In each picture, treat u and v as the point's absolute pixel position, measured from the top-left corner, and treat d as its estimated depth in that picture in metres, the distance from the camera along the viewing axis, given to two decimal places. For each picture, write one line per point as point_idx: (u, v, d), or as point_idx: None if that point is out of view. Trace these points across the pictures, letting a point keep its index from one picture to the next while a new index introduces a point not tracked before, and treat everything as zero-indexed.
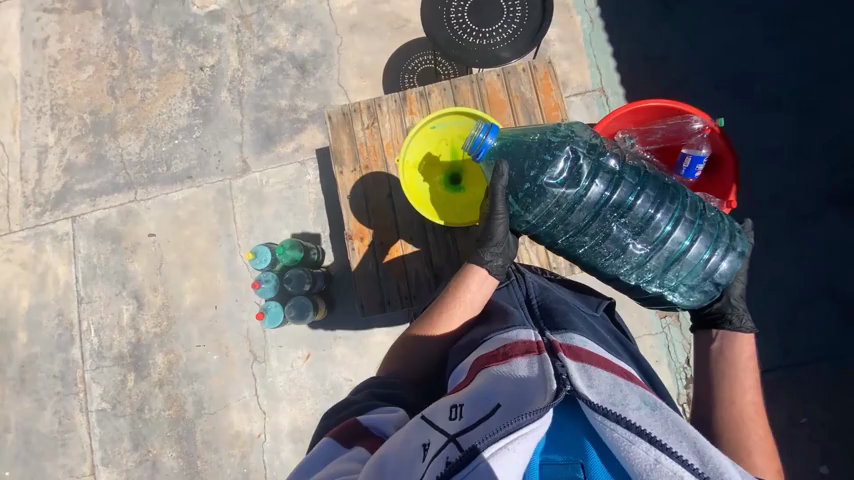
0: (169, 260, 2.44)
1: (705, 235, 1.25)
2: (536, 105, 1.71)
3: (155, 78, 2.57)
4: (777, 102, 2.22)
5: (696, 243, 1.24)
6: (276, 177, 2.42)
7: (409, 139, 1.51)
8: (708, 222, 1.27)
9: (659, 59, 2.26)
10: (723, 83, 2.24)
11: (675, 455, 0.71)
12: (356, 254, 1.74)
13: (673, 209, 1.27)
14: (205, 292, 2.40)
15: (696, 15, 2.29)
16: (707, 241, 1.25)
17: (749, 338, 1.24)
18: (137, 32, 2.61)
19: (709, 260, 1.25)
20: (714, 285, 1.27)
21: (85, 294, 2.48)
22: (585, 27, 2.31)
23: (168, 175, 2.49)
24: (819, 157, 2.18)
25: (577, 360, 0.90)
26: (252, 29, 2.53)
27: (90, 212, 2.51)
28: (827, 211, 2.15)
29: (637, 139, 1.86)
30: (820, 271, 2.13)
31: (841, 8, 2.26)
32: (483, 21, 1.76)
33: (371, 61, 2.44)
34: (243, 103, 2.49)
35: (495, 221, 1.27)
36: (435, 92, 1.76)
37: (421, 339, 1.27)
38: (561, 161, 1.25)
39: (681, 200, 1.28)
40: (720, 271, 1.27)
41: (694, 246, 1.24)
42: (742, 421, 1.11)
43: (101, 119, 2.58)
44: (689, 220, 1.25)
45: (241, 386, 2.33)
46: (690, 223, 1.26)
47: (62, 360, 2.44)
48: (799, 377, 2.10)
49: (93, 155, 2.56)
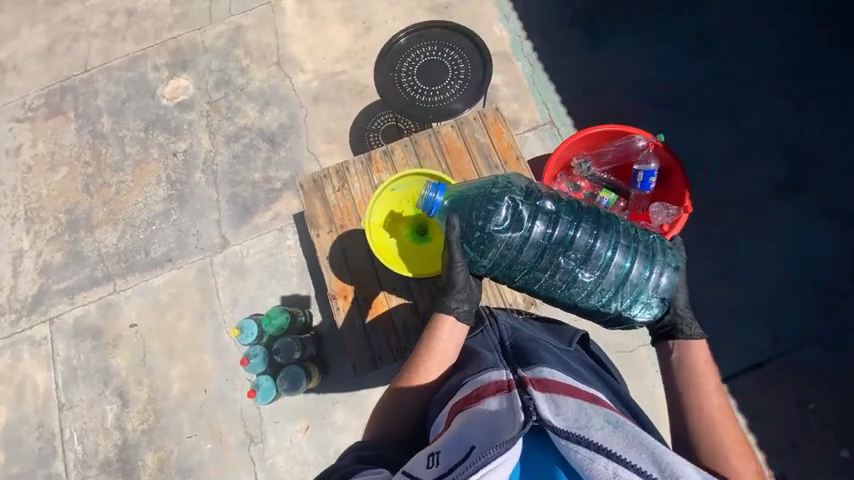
0: (153, 347, 2.37)
1: (642, 256, 1.33)
2: (492, 148, 1.83)
3: (129, 170, 2.64)
4: (712, 110, 2.38)
5: (636, 264, 1.32)
6: (256, 247, 2.44)
7: (373, 201, 1.61)
8: (642, 243, 1.35)
9: (598, 89, 2.45)
10: (659, 101, 2.41)
11: (633, 467, 0.73)
12: (340, 312, 1.73)
13: (609, 236, 1.35)
14: (193, 376, 2.31)
15: (625, 44, 2.49)
16: (645, 261, 1.33)
17: (701, 343, 1.27)
18: (109, 130, 2.72)
19: (652, 277, 1.32)
20: (660, 300, 1.31)
21: (67, 399, 2.36)
22: (527, 70, 2.51)
23: (147, 261, 2.48)
24: (762, 153, 2.31)
25: (545, 391, 0.90)
26: (221, 112, 2.67)
27: (69, 310, 2.46)
28: (782, 201, 2.25)
29: (592, 163, 2.02)
30: (790, 259, 2.19)
31: (752, 18, 2.46)
32: (432, 81, 1.93)
33: (337, 126, 2.58)
34: (218, 181, 2.56)
35: (455, 269, 1.31)
36: (397, 149, 1.87)
37: (407, 392, 1.26)
38: (503, 209, 1.32)
39: (614, 227, 1.36)
40: (661, 286, 1.31)
41: (635, 267, 1.32)
42: (712, 428, 1.13)
43: (76, 216, 2.60)
44: (625, 245, 1.34)
45: (240, 472, 2.19)
46: (627, 247, 1.34)
47: (46, 476, 2.29)
48: (798, 366, 2.10)
49: (70, 252, 2.55)
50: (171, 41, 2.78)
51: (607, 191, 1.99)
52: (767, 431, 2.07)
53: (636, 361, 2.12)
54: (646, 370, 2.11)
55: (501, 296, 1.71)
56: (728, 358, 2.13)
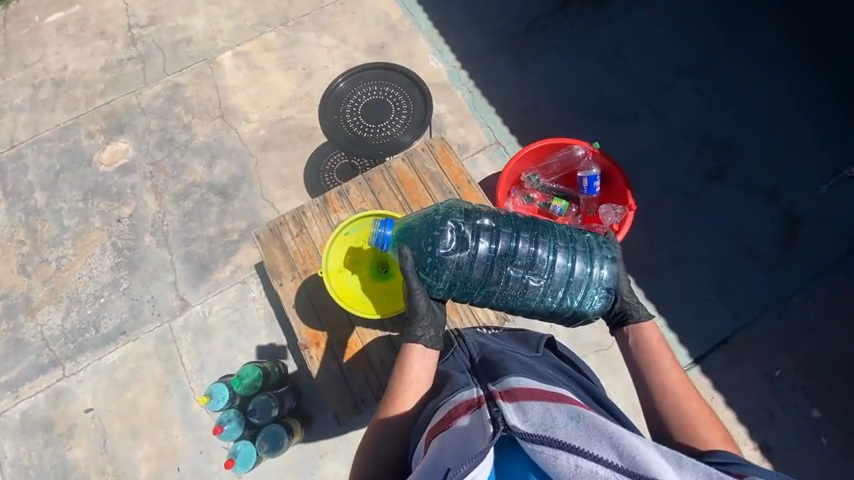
0: (115, 430, 2.18)
1: (581, 254, 1.39)
2: (444, 175, 1.89)
3: (70, 243, 2.48)
4: (638, 113, 2.60)
5: (577, 262, 1.38)
6: (219, 304, 2.34)
7: (328, 249, 1.62)
8: (579, 241, 1.40)
9: (534, 106, 2.63)
10: (590, 110, 2.61)
11: (593, 456, 0.73)
12: (314, 361, 1.68)
13: (548, 240, 1.39)
14: (164, 455, 2.13)
15: (550, 64, 2.69)
16: (584, 258, 1.39)
17: (651, 324, 1.36)
18: (45, 204, 2.56)
19: (594, 272, 1.38)
20: (605, 290, 1.39)
21: None
22: (467, 96, 2.65)
23: (99, 337, 2.31)
24: (687, 145, 2.53)
25: (512, 400, 0.90)
26: (166, 171, 2.59)
27: (13, 406, 2.22)
28: (712, 186, 2.46)
29: (540, 175, 2.13)
30: (729, 237, 2.38)
31: (656, 28, 2.74)
32: (376, 118, 1.98)
33: (290, 170, 2.57)
34: (170, 242, 2.46)
35: (415, 296, 1.35)
36: (352, 188, 1.89)
37: (383, 430, 1.22)
38: (447, 233, 1.35)
39: (551, 231, 1.40)
40: (605, 278, 1.39)
41: (576, 265, 1.37)
42: (677, 402, 1.20)
43: (13, 301, 2.40)
44: (564, 246, 1.38)
45: None
46: (567, 248, 1.39)
47: None
48: (756, 336, 2.25)
49: (9, 341, 2.33)
50: (105, 106, 2.71)
51: (558, 200, 2.09)
52: (741, 402, 2.17)
53: (612, 357, 2.19)
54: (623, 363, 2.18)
55: (473, 315, 1.74)
56: (694, 339, 2.25)
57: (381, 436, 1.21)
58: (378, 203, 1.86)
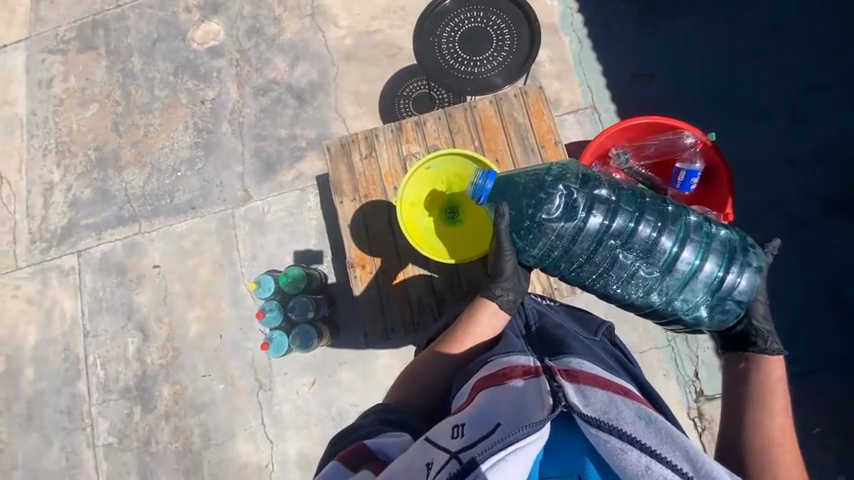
0: (174, 290, 2.46)
1: (716, 253, 1.28)
2: (529, 130, 1.76)
3: (158, 113, 2.64)
4: (767, 110, 2.26)
5: (707, 261, 1.27)
6: (277, 204, 2.46)
7: (405, 181, 1.59)
8: (716, 240, 1.29)
9: (647, 75, 2.32)
10: (712, 95, 2.28)
11: (665, 461, 0.77)
12: (358, 282, 1.75)
13: (677, 230, 1.31)
14: (210, 322, 2.41)
15: (682, 30, 2.34)
16: (718, 259, 1.27)
17: (778, 360, 1.21)
18: (140, 70, 2.69)
19: (725, 278, 1.27)
20: (736, 303, 1.27)
21: (91, 328, 2.49)
22: (574, 46, 2.36)
23: (172, 207, 2.53)
24: (811, 163, 2.20)
25: (574, 381, 0.95)
26: (251, 62, 2.61)
27: (96, 245, 2.55)
28: (823, 215, 2.16)
29: (631, 155, 1.91)
30: (821, 275, 2.12)
31: (818, 15, 2.31)
32: (473, 50, 1.83)
33: (368, 89, 2.50)
34: (243, 134, 2.55)
35: (503, 257, 1.33)
36: (430, 121, 1.81)
37: (432, 366, 1.30)
38: (556, 197, 1.29)
39: (683, 220, 1.32)
40: (739, 289, 1.26)
41: (705, 265, 1.27)
42: (768, 445, 1.11)
43: (105, 155, 2.64)
44: (697, 240, 1.29)
45: (248, 415, 2.32)
46: (698, 244, 1.29)
47: (69, 395, 2.45)
48: (810, 386, 2.07)
49: (98, 189, 2.61)
50: None
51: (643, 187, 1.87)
52: None
53: (643, 360, 2.12)
54: (654, 369, 2.11)
55: None
56: None
57: (427, 368, 1.30)
58: (452, 143, 1.78)
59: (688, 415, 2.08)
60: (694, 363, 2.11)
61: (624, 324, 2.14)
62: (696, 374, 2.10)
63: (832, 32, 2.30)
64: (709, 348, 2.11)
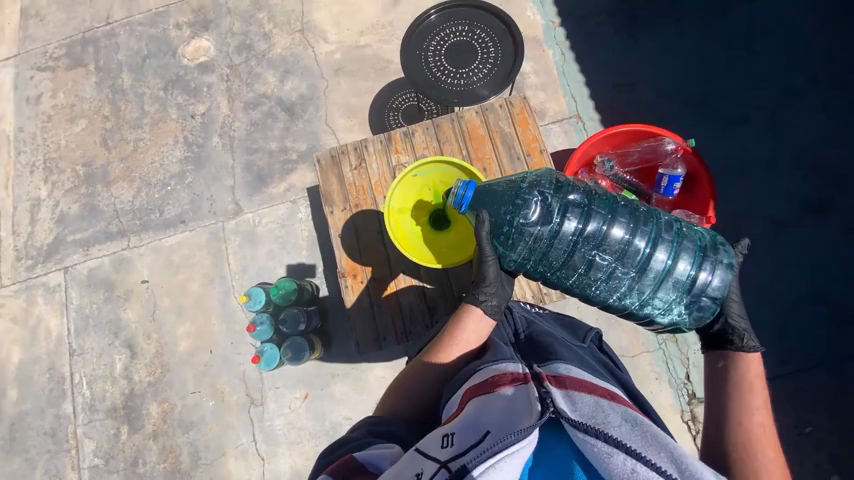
0: (163, 305, 2.43)
1: (688, 252, 1.30)
2: (515, 138, 1.80)
3: (147, 128, 2.64)
4: (743, 117, 2.33)
5: (680, 260, 1.30)
6: (268, 216, 2.46)
7: (393, 187, 1.60)
8: (687, 239, 1.32)
9: (628, 85, 2.39)
10: (690, 103, 2.36)
11: (650, 464, 0.77)
12: (349, 292, 1.75)
13: (649, 231, 1.33)
14: (199, 337, 2.37)
15: (660, 42, 2.43)
16: (690, 258, 1.30)
17: (755, 356, 1.23)
18: (130, 85, 2.70)
19: (697, 276, 1.29)
20: (711, 299, 1.29)
21: (77, 346, 2.44)
22: (558, 59, 2.44)
23: (161, 221, 2.52)
24: (787, 167, 2.28)
25: (561, 387, 0.96)
26: (241, 77, 2.63)
27: (83, 262, 2.51)
28: (802, 217, 2.23)
29: (616, 162, 1.97)
30: (803, 275, 2.17)
31: (788, 27, 2.42)
32: (459, 63, 1.88)
33: (357, 101, 2.54)
34: (234, 147, 2.56)
35: (486, 262, 1.35)
36: (418, 131, 1.84)
37: (422, 377, 1.29)
38: (532, 203, 1.31)
39: (654, 220, 1.34)
40: (713, 286, 1.29)
41: (678, 264, 1.29)
42: (748, 443, 1.10)
43: (94, 170, 2.63)
44: (668, 240, 1.32)
45: (239, 432, 2.27)
46: (670, 243, 1.31)
47: (54, 416, 2.38)
48: (799, 385, 2.10)
49: (86, 205, 2.59)
50: None
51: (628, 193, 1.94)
52: None
53: (635, 365, 2.13)
54: (646, 373, 2.13)
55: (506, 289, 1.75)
56: None
57: (417, 378, 1.29)
58: (441, 153, 1.81)
59: (681, 418, 2.09)
60: (685, 365, 2.13)
61: (615, 329, 2.16)
62: (688, 377, 2.12)
63: (802, 42, 2.40)
64: (699, 351, 2.13)
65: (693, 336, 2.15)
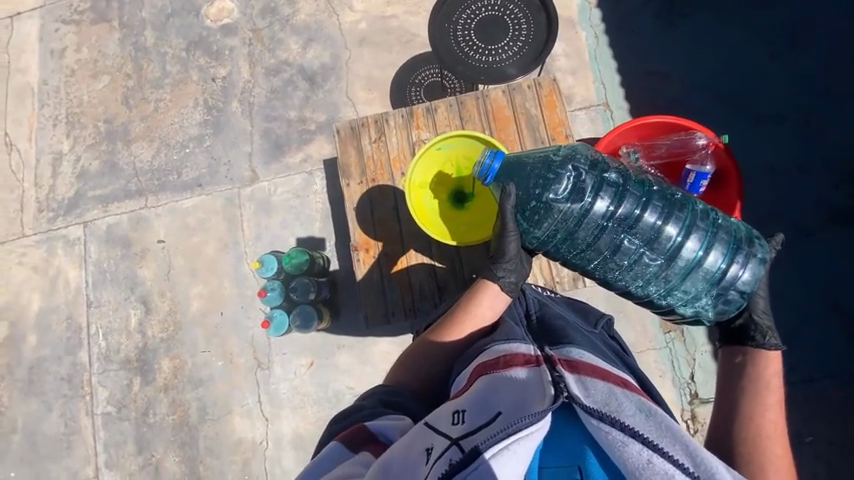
0: (178, 265, 2.48)
1: (721, 243, 1.29)
2: (541, 121, 1.75)
3: (168, 89, 2.64)
4: (781, 116, 2.23)
5: (711, 251, 1.28)
6: (283, 186, 2.46)
7: (415, 161, 1.59)
8: (722, 231, 1.30)
9: (663, 75, 2.29)
10: (727, 98, 2.26)
11: (666, 455, 0.78)
12: (361, 265, 1.76)
13: (683, 218, 1.32)
14: (211, 299, 2.43)
15: (701, 30, 2.31)
16: (723, 250, 1.28)
17: (775, 355, 1.21)
18: (153, 44, 2.68)
19: (728, 269, 1.27)
20: (738, 293, 1.27)
21: (94, 299, 2.52)
22: (591, 42, 2.34)
23: (179, 183, 2.54)
24: (822, 172, 2.19)
25: (574, 372, 0.97)
26: (264, 42, 2.59)
27: (102, 217, 2.56)
28: (831, 225, 2.15)
29: (642, 154, 1.87)
30: (826, 285, 2.12)
31: (841, 23, 2.28)
32: (488, 39, 1.81)
33: (380, 74, 2.49)
34: (253, 114, 2.54)
35: (507, 238, 1.32)
36: (441, 108, 1.80)
37: (435, 349, 1.31)
38: (564, 178, 1.29)
39: (690, 209, 1.33)
40: (743, 280, 1.27)
41: (709, 255, 1.27)
42: (758, 439, 1.10)
43: (115, 128, 2.64)
44: (702, 229, 1.30)
45: (245, 392, 2.35)
46: (703, 233, 1.30)
47: (70, 363, 2.48)
48: (806, 394, 2.07)
49: (106, 162, 2.62)
50: None
51: None
52: None
53: (640, 360, 2.13)
54: (650, 369, 2.12)
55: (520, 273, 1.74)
56: None
57: (430, 351, 1.31)
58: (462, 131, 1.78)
59: (681, 416, 2.09)
60: (690, 365, 2.12)
61: (623, 323, 2.15)
62: (692, 377, 2.11)
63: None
64: (707, 352, 2.12)
65: (702, 337, 2.13)
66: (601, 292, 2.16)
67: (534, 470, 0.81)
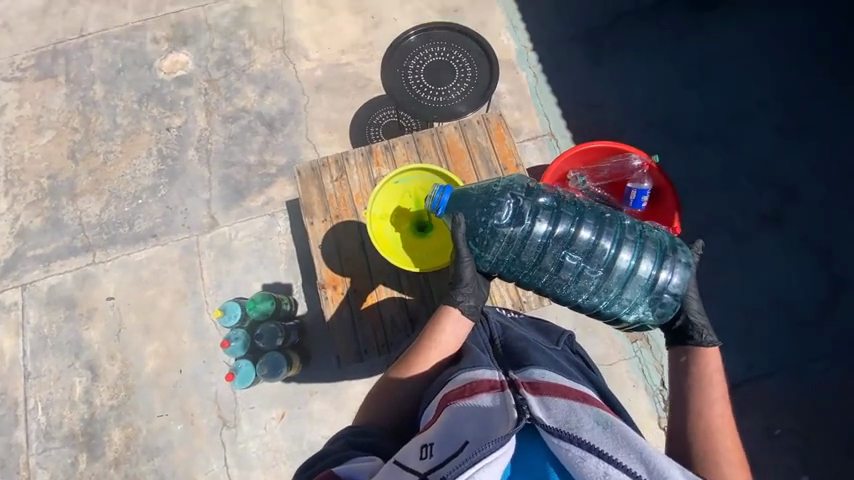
0: (130, 323, 2.31)
1: (650, 252, 1.36)
2: (492, 153, 1.87)
3: (119, 140, 2.57)
4: (700, 137, 2.51)
5: (643, 260, 1.36)
6: (245, 230, 2.41)
7: (376, 193, 1.64)
8: (650, 240, 1.38)
9: (596, 106, 2.54)
10: (652, 124, 2.52)
11: (622, 466, 0.79)
12: (329, 303, 1.73)
13: (614, 232, 1.38)
14: (169, 356, 2.26)
15: (623, 67, 2.61)
16: (653, 258, 1.36)
17: (712, 351, 1.29)
18: (102, 97, 2.64)
19: (659, 276, 1.35)
20: (672, 296, 1.36)
21: (32, 369, 2.27)
22: (530, 80, 2.57)
23: (131, 235, 2.42)
24: (742, 183, 2.45)
25: (536, 393, 0.98)
26: (220, 91, 2.63)
27: (42, 278, 2.37)
28: (758, 229, 2.38)
29: (588, 177, 2.02)
30: (763, 284, 2.31)
31: (735, 57, 2.65)
32: (438, 82, 1.95)
33: (337, 117, 2.57)
34: (211, 160, 2.52)
35: (463, 264, 1.38)
36: (399, 145, 1.89)
37: (403, 382, 1.29)
38: (505, 205, 1.35)
39: (619, 223, 1.40)
40: (673, 283, 1.36)
41: (642, 264, 1.35)
42: (710, 434, 1.15)
43: (59, 183, 2.52)
44: (632, 240, 1.37)
45: (209, 457, 2.15)
46: (634, 244, 1.37)
47: (2, 447, 2.18)
48: (764, 389, 2.19)
49: (49, 218, 2.47)
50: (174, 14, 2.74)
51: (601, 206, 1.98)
52: None
53: (612, 373, 2.18)
54: (622, 380, 2.18)
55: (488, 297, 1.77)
56: None
57: (399, 385, 1.28)
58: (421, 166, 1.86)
59: (658, 424, 2.13)
60: (660, 372, 2.19)
61: (591, 338, 2.21)
62: (663, 383, 2.18)
63: (748, 71, 2.63)
64: None
65: (666, 343, 2.22)
66: (567, 309, 2.23)
67: None
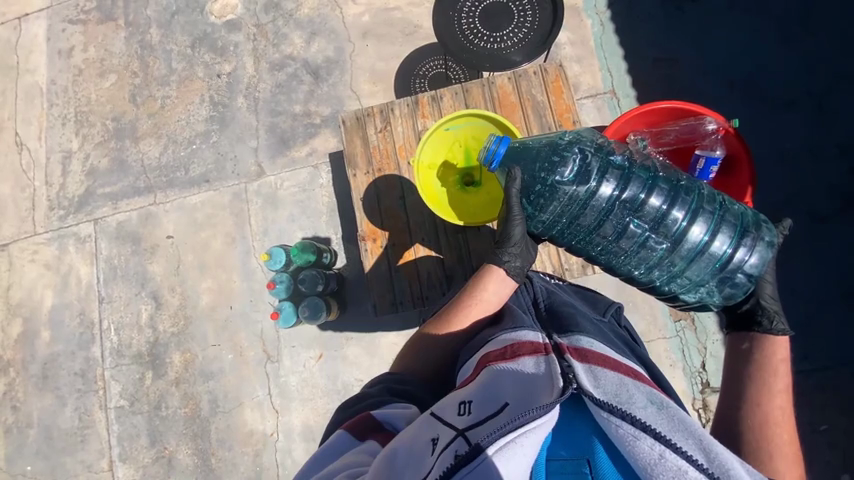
0: (187, 260, 2.50)
1: (728, 227, 1.27)
2: (547, 108, 1.75)
3: (174, 86, 2.65)
4: (791, 101, 2.20)
5: (718, 236, 1.26)
6: (289, 180, 2.47)
7: (424, 141, 1.58)
8: (730, 214, 1.29)
9: (670, 61, 2.27)
10: (736, 84, 2.23)
11: (679, 450, 0.76)
12: (368, 256, 1.77)
13: (689, 201, 1.31)
14: (220, 293, 2.45)
15: (708, 15, 2.28)
16: (730, 234, 1.26)
17: (783, 341, 1.19)
18: (158, 41, 2.70)
19: (734, 254, 1.25)
20: (746, 277, 1.26)
21: (106, 294, 2.55)
22: (596, 30, 2.32)
23: (187, 179, 2.56)
24: (834, 157, 2.15)
25: (584, 361, 0.96)
26: (267, 37, 2.60)
27: (112, 215, 2.59)
28: (844, 212, 2.12)
29: (650, 141, 1.81)
30: (838, 272, 2.08)
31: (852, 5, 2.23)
32: (494, 27, 1.80)
33: (384, 67, 2.48)
34: (259, 109, 2.55)
35: (512, 223, 1.33)
36: (447, 96, 1.81)
37: (442, 337, 1.31)
38: (570, 161, 1.30)
39: (696, 192, 1.32)
40: (749, 265, 1.25)
41: (716, 239, 1.26)
42: (766, 426, 1.09)
43: (123, 125, 2.67)
44: (709, 212, 1.29)
45: (255, 385, 2.37)
46: (710, 217, 1.28)
47: (83, 358, 2.52)
48: (819, 383, 2.05)
49: (114, 159, 2.65)
50: None
51: None
52: None
53: (650, 349, 2.11)
54: (660, 358, 2.11)
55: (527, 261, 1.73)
56: None
57: (438, 339, 1.31)
58: None
59: (693, 406, 2.07)
60: (701, 354, 2.10)
61: (632, 312, 2.14)
62: (703, 365, 2.09)
63: None
64: (717, 340, 2.09)
65: (713, 325, 2.11)
66: (609, 280, 2.15)
67: (542, 462, 0.81)
